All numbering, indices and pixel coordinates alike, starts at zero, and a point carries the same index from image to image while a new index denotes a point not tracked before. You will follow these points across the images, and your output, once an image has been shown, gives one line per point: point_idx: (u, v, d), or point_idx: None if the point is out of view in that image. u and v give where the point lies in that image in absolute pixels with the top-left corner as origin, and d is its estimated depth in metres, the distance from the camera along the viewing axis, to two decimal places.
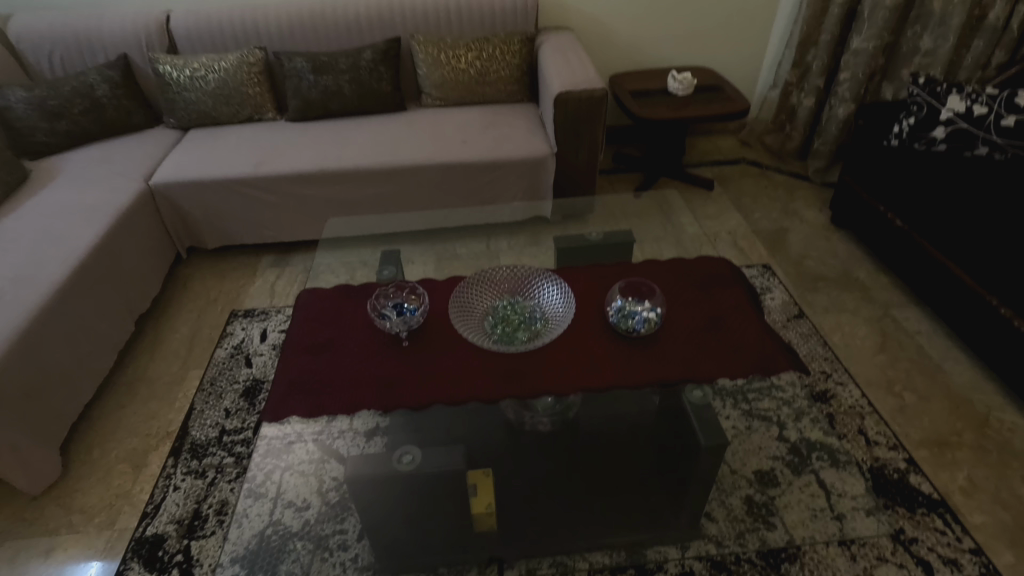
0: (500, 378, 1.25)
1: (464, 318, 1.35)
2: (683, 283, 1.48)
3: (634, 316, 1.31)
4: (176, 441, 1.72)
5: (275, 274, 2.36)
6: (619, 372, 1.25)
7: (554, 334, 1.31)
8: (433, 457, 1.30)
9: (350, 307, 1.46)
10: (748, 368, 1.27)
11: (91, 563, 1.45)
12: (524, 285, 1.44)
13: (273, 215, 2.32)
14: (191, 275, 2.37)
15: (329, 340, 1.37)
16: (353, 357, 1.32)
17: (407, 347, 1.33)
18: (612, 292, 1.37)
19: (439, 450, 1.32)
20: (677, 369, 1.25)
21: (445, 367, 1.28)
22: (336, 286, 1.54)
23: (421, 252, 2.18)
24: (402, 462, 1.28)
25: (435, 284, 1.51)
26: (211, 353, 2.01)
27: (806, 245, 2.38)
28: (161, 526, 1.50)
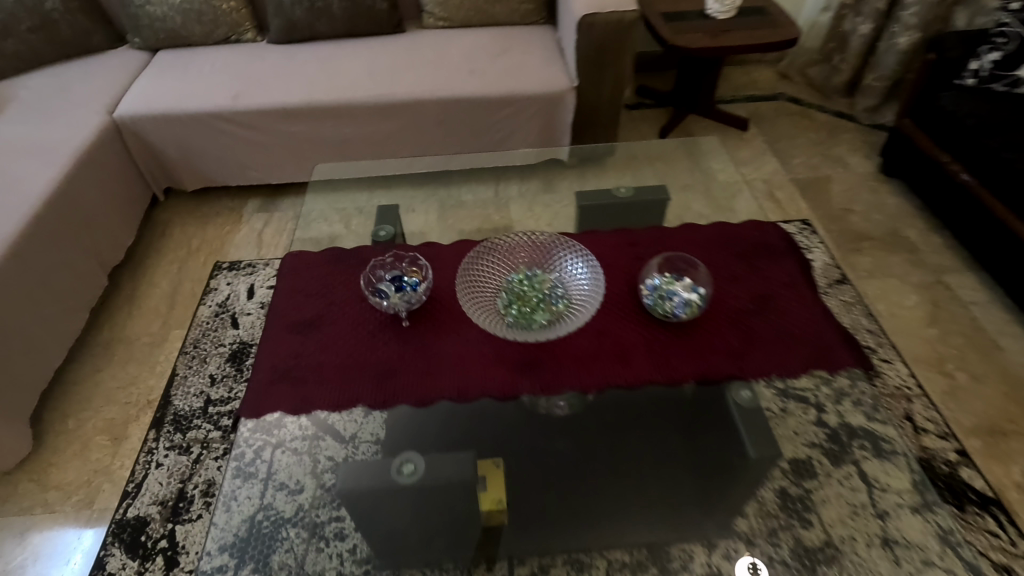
0: (515, 372, 1.07)
1: (473, 296, 1.16)
2: (729, 255, 1.27)
3: (672, 297, 1.12)
4: (157, 410, 1.58)
5: (263, 221, 2.15)
6: (655, 367, 1.06)
7: (580, 318, 1.11)
8: (436, 467, 1.16)
9: (343, 277, 1.26)
10: (807, 363, 1.08)
11: (87, 531, 1.36)
12: (543, 256, 1.24)
13: (257, 155, 2.07)
14: (170, 220, 2.16)
15: (318, 319, 1.18)
16: (345, 340, 1.14)
17: (408, 330, 1.14)
18: (648, 267, 1.18)
19: (444, 457, 1.18)
20: (723, 364, 1.07)
21: (452, 355, 1.10)
22: (327, 250, 1.34)
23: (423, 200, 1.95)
24: (403, 472, 1.14)
25: (440, 251, 1.30)
26: (195, 310, 1.84)
27: (850, 198, 2.14)
28: (144, 507, 1.39)
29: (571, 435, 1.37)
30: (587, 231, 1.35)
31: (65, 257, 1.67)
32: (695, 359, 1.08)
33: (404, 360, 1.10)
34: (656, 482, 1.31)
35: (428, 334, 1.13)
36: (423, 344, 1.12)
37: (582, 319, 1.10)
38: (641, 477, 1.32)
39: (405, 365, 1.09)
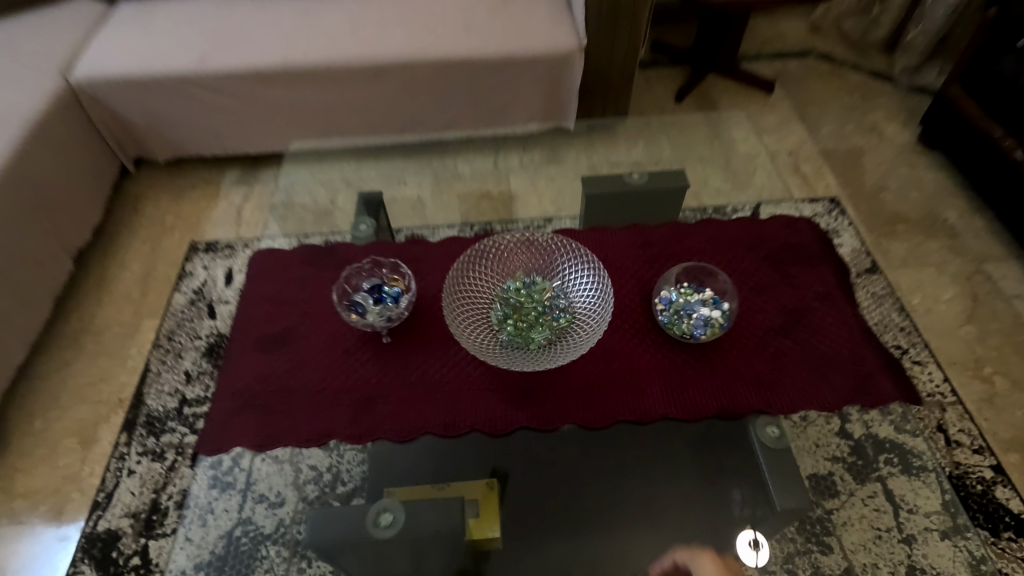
0: (509, 403, 0.94)
1: (463, 309, 1.02)
2: (757, 260, 1.11)
3: (691, 315, 0.99)
4: (129, 411, 1.47)
5: (242, 195, 1.98)
6: (669, 400, 0.93)
7: (586, 340, 0.97)
8: (420, 515, 0.98)
9: (317, 281, 1.11)
10: (845, 395, 0.94)
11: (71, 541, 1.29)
12: (544, 260, 1.09)
13: (232, 123, 1.87)
14: (142, 194, 1.99)
15: (288, 333, 1.04)
16: (318, 361, 1.00)
17: (389, 350, 1.00)
18: (664, 278, 1.04)
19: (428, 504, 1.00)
20: (748, 396, 0.94)
21: (438, 382, 0.96)
22: (300, 248, 1.18)
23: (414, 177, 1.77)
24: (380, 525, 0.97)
25: (427, 250, 1.15)
26: (169, 297, 1.71)
27: (884, 173, 1.94)
28: (115, 520, 1.30)
29: (575, 450, 1.25)
30: (594, 227, 1.19)
31: (20, 242, 1.52)
32: (713, 390, 0.95)
33: (384, 386, 0.97)
34: (669, 505, 1.19)
35: (412, 355, 0.99)
36: (406, 368, 0.98)
37: (588, 343, 0.96)
38: (653, 499, 1.20)
39: (385, 394, 0.96)
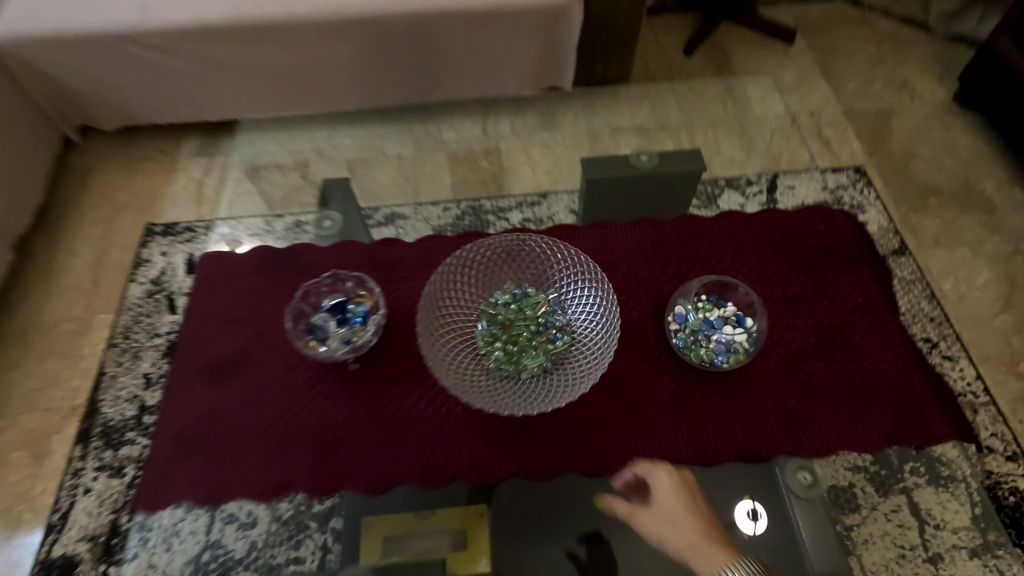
0: (499, 447, 0.81)
1: (442, 331, 0.87)
2: (785, 264, 0.95)
3: (709, 339, 0.85)
4: (84, 421, 1.34)
5: (202, 169, 1.77)
6: (685, 442, 0.80)
7: (589, 370, 0.82)
8: None
9: (273, 294, 0.95)
10: (889, 434, 0.81)
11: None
12: (537, 266, 0.93)
13: (183, 87, 1.64)
14: (90, 168, 1.78)
15: (238, 361, 0.89)
16: (274, 396, 0.85)
17: (356, 382, 0.86)
18: (680, 292, 0.88)
19: None
20: (777, 437, 0.81)
21: (416, 421, 0.83)
22: (253, 250, 1.01)
23: None
24: None
25: (401, 254, 0.98)
26: (124, 289, 1.54)
27: (916, 137, 1.75)
28: (72, 544, 1.20)
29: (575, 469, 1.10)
30: (597, 223, 1.02)
31: None
32: (735, 429, 0.81)
33: (352, 426, 0.83)
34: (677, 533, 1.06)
35: (384, 388, 0.85)
36: (378, 403, 0.84)
37: (591, 375, 0.81)
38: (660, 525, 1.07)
39: (353, 436, 0.82)
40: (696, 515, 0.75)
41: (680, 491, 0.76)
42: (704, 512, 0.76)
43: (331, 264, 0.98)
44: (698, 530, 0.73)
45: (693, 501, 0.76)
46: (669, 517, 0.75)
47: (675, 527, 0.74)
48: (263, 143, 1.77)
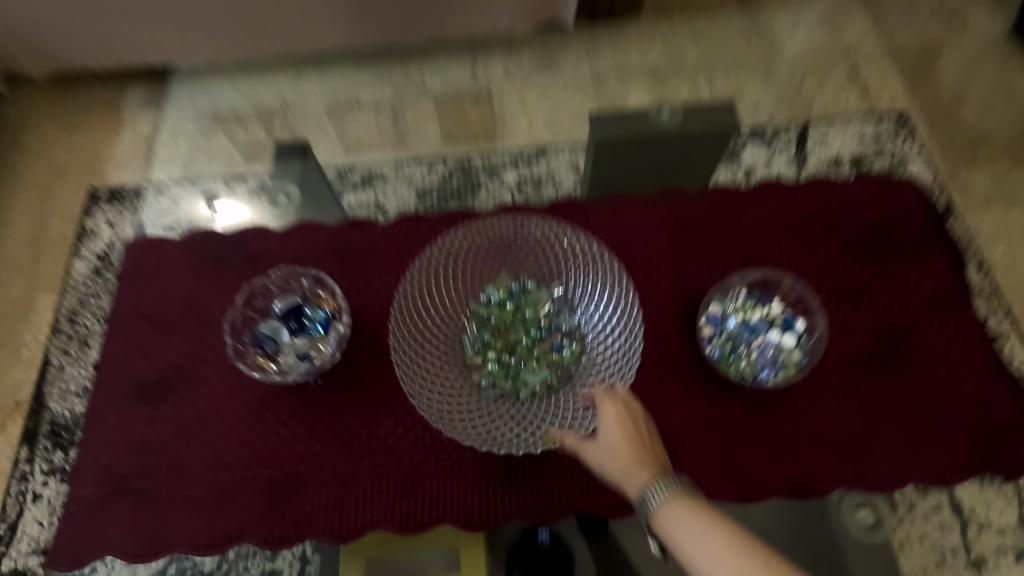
0: (492, 484, 0.66)
1: (421, 339, 0.70)
2: (840, 249, 0.78)
3: (752, 349, 0.69)
4: (29, 419, 1.19)
5: (149, 122, 1.53)
6: (719, 475, 0.66)
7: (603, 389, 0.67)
8: None
9: (216, 293, 0.78)
10: (968, 465, 0.66)
11: None
12: (538, 255, 0.75)
13: (115, 25, 1.38)
14: (21, 124, 1.55)
15: (174, 378, 0.73)
16: (219, 422, 0.70)
17: (319, 404, 0.70)
18: (715, 288, 0.72)
19: None
20: (831, 470, 0.66)
21: (391, 452, 0.68)
22: (188, 234, 0.82)
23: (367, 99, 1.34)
24: None
25: (371, 240, 0.80)
26: (67, 265, 1.35)
27: (968, 77, 1.52)
28: (23, 557, 1.09)
29: None
30: (609, 197, 0.84)
31: None
32: (781, 457, 0.67)
33: (315, 459, 0.68)
34: None
35: (353, 411, 0.70)
36: (345, 430, 0.69)
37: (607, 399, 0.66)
38: None
39: (316, 472, 0.68)
40: (635, 437, 0.60)
41: (620, 413, 0.61)
42: (649, 436, 0.61)
43: (287, 254, 0.81)
44: (634, 453, 0.59)
45: (636, 424, 0.61)
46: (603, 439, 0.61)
47: (606, 449, 0.60)
48: (219, 92, 1.54)
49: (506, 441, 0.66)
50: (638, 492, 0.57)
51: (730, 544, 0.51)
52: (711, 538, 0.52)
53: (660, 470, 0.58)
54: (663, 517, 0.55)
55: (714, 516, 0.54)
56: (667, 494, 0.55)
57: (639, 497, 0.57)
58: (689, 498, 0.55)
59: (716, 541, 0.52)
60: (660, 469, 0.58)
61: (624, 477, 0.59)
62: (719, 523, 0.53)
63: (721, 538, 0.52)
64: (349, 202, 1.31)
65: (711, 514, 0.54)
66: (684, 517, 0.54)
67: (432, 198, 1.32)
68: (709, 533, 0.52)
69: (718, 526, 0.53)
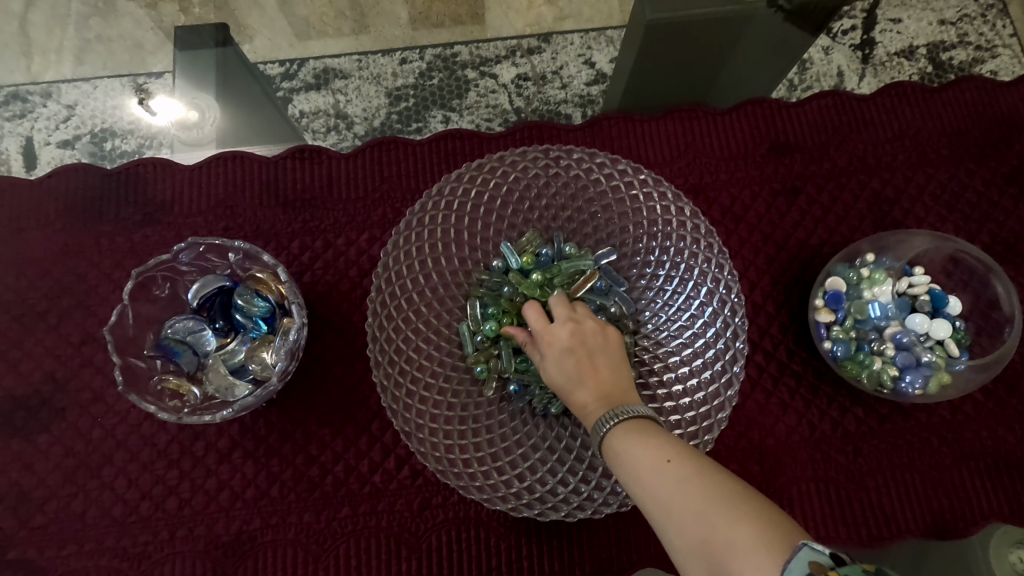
0: (526, 537, 0.48)
1: (413, 341, 0.46)
2: (992, 190, 0.56)
3: (887, 346, 0.49)
4: None
5: None
6: (834, 515, 0.48)
7: (688, 415, 0.45)
8: None
9: (107, 266, 0.53)
10: None
11: None
12: (580, 204, 0.50)
13: None
14: None
15: (59, 394, 0.50)
16: (129, 460, 0.49)
17: (272, 430, 0.49)
18: (838, 257, 0.50)
19: None
20: (979, 504, 0.49)
21: (380, 497, 0.48)
22: (60, 175, 0.56)
23: None
24: None
25: (331, 181, 0.56)
26: None
27: None
28: None
29: None
30: (675, 110, 0.58)
31: None
32: (916, 486, 0.49)
33: (270, 510, 0.48)
34: None
35: (322, 439, 0.49)
36: (312, 467, 0.48)
37: (705, 428, 0.44)
38: None
39: (274, 527, 0.48)
40: (579, 361, 0.40)
41: (556, 338, 0.41)
42: (610, 361, 0.41)
43: (208, 203, 0.55)
44: (587, 385, 0.39)
45: (585, 342, 0.41)
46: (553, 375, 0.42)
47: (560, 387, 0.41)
48: None
49: (547, 499, 0.45)
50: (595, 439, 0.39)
51: (669, 476, 0.34)
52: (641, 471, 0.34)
53: (621, 400, 0.39)
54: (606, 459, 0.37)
55: (656, 441, 0.35)
56: (614, 436, 0.36)
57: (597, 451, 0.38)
58: (639, 434, 0.36)
59: (653, 475, 0.34)
60: (620, 402, 0.39)
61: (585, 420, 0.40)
62: (657, 452, 0.34)
63: (656, 469, 0.34)
64: (298, 110, 0.81)
65: (655, 438, 0.35)
66: (620, 451, 0.36)
67: (409, 105, 0.83)
68: (644, 466, 0.34)
69: (654, 453, 0.34)
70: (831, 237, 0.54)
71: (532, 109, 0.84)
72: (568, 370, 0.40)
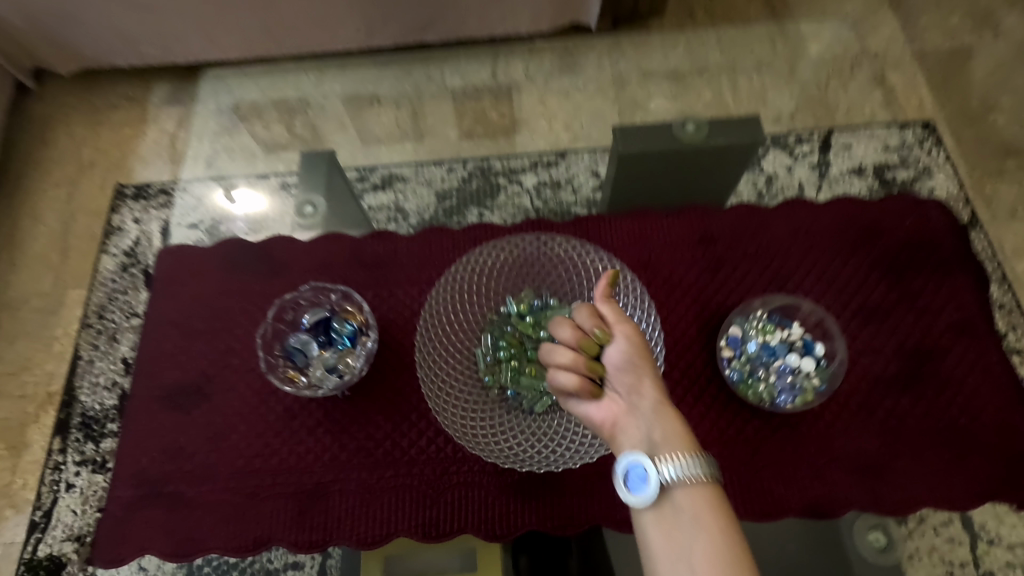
0: (512, 497, 0.68)
1: (444, 355, 0.71)
2: (862, 272, 0.78)
3: (769, 375, 0.71)
4: (61, 410, 1.23)
5: (175, 121, 1.53)
6: (735, 496, 0.67)
7: None
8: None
9: (245, 303, 0.80)
10: (977, 489, 0.67)
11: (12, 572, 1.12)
12: (560, 271, 0.75)
13: (138, 21, 1.36)
14: (50, 120, 1.56)
15: (207, 383, 0.76)
16: (250, 427, 0.73)
17: (346, 414, 0.72)
18: (737, 313, 0.74)
19: None
20: (842, 492, 0.67)
21: (414, 463, 0.70)
22: (218, 243, 0.85)
23: (394, 87, 1.47)
24: None
25: (396, 253, 0.82)
26: (97, 262, 1.38)
27: (996, 81, 1.51)
28: (56, 545, 1.13)
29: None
30: (633, 212, 0.84)
31: None
32: (797, 479, 0.68)
33: (340, 468, 0.70)
34: None
35: (377, 422, 0.72)
36: (370, 440, 0.71)
37: None
38: None
39: (341, 479, 0.70)
40: (651, 364, 0.60)
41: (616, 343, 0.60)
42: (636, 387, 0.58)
43: (313, 266, 0.82)
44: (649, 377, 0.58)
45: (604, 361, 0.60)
46: (621, 363, 0.59)
47: (623, 375, 0.59)
48: (241, 88, 1.52)
49: (527, 459, 0.67)
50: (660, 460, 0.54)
51: (728, 558, 0.48)
52: (711, 546, 0.49)
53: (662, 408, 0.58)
54: (666, 523, 0.52)
55: (725, 528, 0.50)
56: (692, 493, 0.52)
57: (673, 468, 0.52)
58: (715, 514, 0.51)
59: (721, 555, 0.48)
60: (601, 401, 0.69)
61: (648, 418, 0.56)
62: (725, 537, 0.49)
63: (722, 549, 0.49)
64: (368, 205, 1.25)
65: (724, 526, 0.50)
66: (695, 526, 0.50)
67: (452, 203, 1.25)
68: (716, 546, 0.49)
69: (724, 539, 0.49)
70: (740, 300, 0.77)
71: (548, 207, 1.24)
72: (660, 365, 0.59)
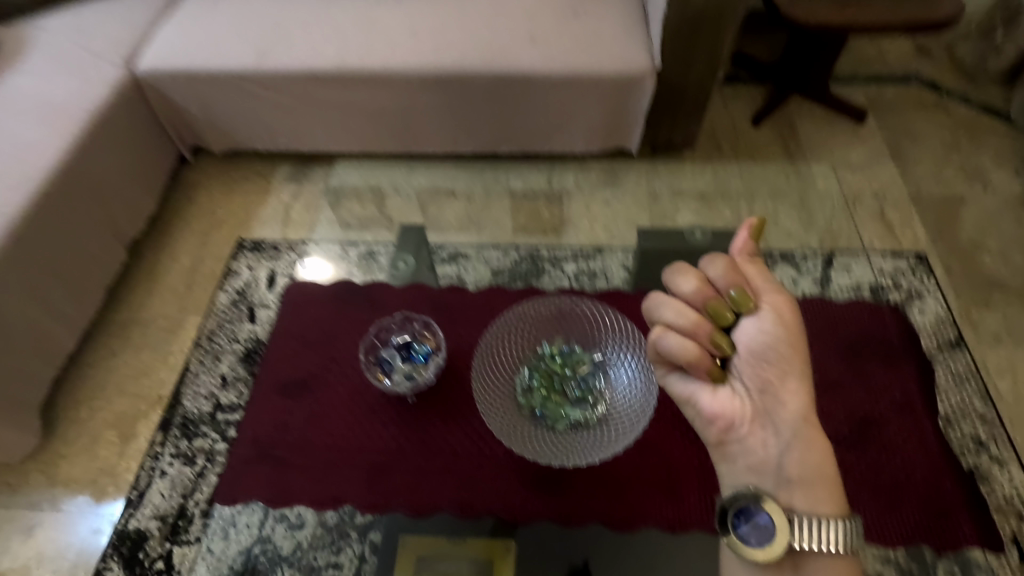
0: (532, 491, 0.88)
1: (491, 379, 0.96)
2: (825, 354, 0.99)
3: None
4: (167, 411, 1.50)
5: (292, 193, 1.93)
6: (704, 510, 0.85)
7: (621, 432, 0.90)
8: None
9: (349, 324, 1.08)
10: (905, 531, 0.83)
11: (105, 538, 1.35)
12: (584, 328, 1.01)
13: (284, 120, 1.80)
14: (197, 184, 1.98)
15: (312, 380, 1.01)
16: (339, 414, 0.97)
17: (414, 412, 0.96)
18: None
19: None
20: None
21: (459, 456, 0.91)
22: (333, 283, 1.14)
23: None
24: None
25: (463, 302, 1.09)
26: (214, 296, 1.69)
27: (984, 226, 1.74)
28: (144, 521, 1.36)
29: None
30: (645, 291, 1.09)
31: (87, 244, 1.57)
32: None
33: (403, 452, 0.92)
34: None
35: (435, 422, 0.94)
36: (429, 435, 0.93)
37: (626, 438, 0.89)
38: None
39: (403, 461, 0.92)
40: (799, 360, 0.72)
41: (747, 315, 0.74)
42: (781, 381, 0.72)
43: (400, 304, 1.10)
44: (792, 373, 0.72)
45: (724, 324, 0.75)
46: (756, 340, 0.73)
47: (764, 370, 0.73)
48: None
49: (547, 456, 0.88)
50: (790, 510, 0.68)
51: None
52: None
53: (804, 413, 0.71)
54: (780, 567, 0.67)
55: None
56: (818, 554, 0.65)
57: (797, 519, 0.67)
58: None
59: None
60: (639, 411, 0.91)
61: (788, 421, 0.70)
62: None
63: None
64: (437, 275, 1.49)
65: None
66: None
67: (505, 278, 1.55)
68: None
69: None
70: None
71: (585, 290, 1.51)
72: (806, 362, 0.72)
